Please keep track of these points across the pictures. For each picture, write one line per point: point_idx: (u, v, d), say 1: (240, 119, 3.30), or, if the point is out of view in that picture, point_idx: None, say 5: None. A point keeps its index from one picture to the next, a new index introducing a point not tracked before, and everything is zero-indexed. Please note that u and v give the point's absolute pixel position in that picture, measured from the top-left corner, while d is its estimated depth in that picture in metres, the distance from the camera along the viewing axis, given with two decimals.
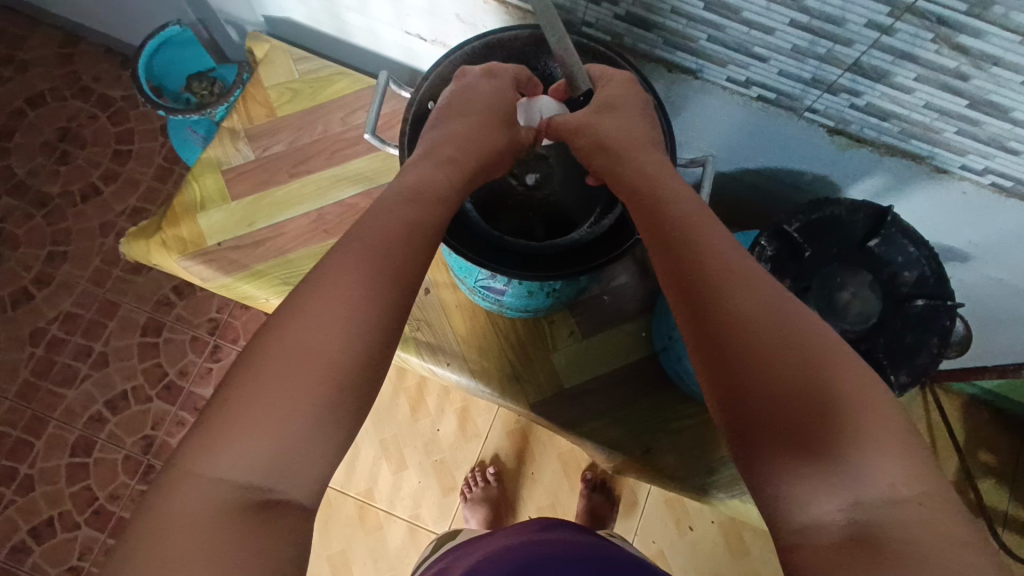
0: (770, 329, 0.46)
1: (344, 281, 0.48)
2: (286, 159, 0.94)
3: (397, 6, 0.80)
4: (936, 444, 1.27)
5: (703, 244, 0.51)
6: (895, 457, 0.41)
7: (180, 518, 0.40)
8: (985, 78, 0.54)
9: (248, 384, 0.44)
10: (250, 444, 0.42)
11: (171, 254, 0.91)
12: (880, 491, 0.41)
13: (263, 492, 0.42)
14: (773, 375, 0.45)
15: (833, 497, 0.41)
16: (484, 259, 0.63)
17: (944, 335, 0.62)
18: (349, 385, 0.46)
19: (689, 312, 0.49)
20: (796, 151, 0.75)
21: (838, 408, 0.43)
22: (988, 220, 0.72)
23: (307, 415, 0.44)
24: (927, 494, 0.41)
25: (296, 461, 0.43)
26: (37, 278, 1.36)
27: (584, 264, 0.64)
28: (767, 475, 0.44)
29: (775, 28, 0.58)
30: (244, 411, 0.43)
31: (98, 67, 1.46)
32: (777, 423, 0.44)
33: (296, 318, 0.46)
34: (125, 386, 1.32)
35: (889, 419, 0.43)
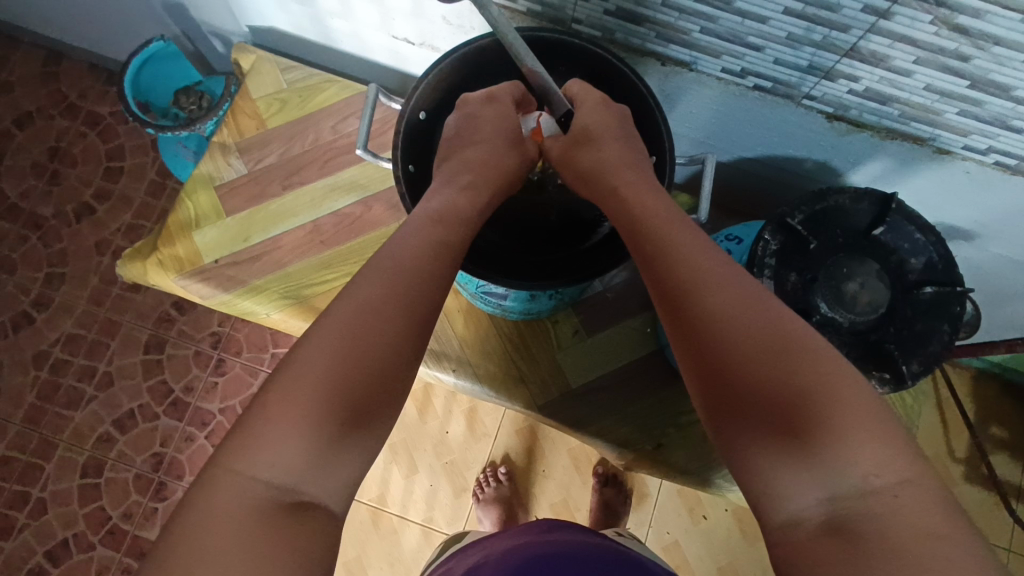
0: (741, 329, 0.46)
1: (347, 309, 0.48)
2: (278, 170, 0.93)
3: (382, 10, 0.78)
4: (946, 419, 1.27)
5: (676, 251, 0.51)
6: (868, 448, 0.41)
7: (220, 510, 0.40)
8: (986, 58, 0.53)
9: (265, 403, 0.44)
10: (284, 448, 0.43)
11: (168, 273, 0.90)
12: (854, 484, 0.41)
13: (297, 494, 0.43)
14: (746, 375, 0.45)
15: (810, 492, 0.42)
16: (485, 271, 0.61)
17: (955, 320, 0.61)
18: (356, 412, 0.45)
19: (668, 321, 0.50)
20: (791, 138, 0.75)
21: (812, 403, 0.43)
22: (992, 197, 0.71)
23: (317, 439, 0.43)
24: (902, 483, 0.40)
25: (328, 468, 0.44)
26: (36, 301, 1.35)
27: (592, 270, 0.62)
28: (747, 474, 0.45)
29: (769, 17, 0.57)
30: (257, 435, 0.43)
31: (83, 84, 1.44)
32: (753, 423, 0.45)
33: (318, 336, 0.47)
34: (131, 404, 1.32)
35: (863, 409, 0.43)
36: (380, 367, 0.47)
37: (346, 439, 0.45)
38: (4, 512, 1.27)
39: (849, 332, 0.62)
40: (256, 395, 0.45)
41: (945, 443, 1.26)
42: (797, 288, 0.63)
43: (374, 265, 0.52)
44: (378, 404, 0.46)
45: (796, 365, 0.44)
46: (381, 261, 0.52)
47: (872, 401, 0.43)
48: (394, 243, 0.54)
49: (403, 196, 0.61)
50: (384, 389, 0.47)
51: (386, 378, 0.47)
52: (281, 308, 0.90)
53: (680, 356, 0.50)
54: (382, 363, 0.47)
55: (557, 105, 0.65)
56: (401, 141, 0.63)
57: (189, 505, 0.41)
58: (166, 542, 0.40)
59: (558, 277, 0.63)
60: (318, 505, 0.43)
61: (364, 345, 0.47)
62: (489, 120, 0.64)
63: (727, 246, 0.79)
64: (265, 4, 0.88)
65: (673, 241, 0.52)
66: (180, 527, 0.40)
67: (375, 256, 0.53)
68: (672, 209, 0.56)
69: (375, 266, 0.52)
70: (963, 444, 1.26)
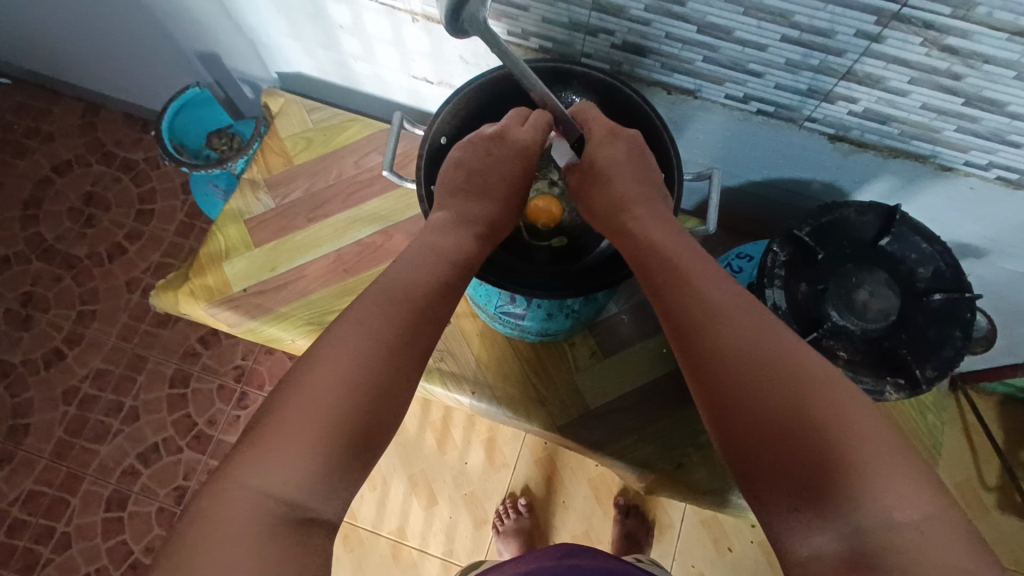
0: (753, 365, 0.48)
1: (366, 327, 0.51)
2: (303, 205, 0.98)
3: (403, 52, 0.84)
4: (975, 447, 1.25)
5: (691, 287, 0.54)
6: (887, 484, 0.42)
7: (229, 521, 0.42)
8: (978, 75, 0.56)
9: (277, 422, 0.46)
10: (293, 464, 0.44)
11: (199, 302, 0.94)
12: (875, 520, 0.41)
13: (305, 510, 0.44)
14: (761, 408, 0.47)
15: (829, 524, 0.42)
16: (505, 279, 0.62)
17: (967, 327, 0.62)
18: (362, 431, 0.48)
19: (684, 358, 0.52)
20: (796, 161, 0.78)
21: (827, 438, 0.44)
22: (997, 211, 0.72)
23: (326, 457, 0.45)
24: (927, 520, 0.41)
25: (333, 487, 0.46)
26: (68, 338, 1.40)
27: (614, 273, 0.63)
28: (766, 504, 0.46)
29: (767, 44, 0.61)
30: (267, 452, 0.45)
31: (119, 133, 1.53)
32: (769, 454, 0.46)
33: (320, 361, 0.49)
34: (156, 438, 1.34)
35: (878, 444, 0.44)
36: (376, 393, 0.49)
37: (351, 459, 0.47)
38: (29, 547, 1.29)
39: (862, 340, 0.63)
40: (262, 412, 0.48)
41: (975, 470, 1.24)
42: (808, 299, 0.64)
43: (397, 284, 0.55)
44: (379, 423, 0.49)
45: (808, 398, 0.46)
46: (403, 281, 0.55)
47: (884, 431, 0.45)
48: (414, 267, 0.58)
49: (423, 201, 0.65)
50: (380, 409, 0.49)
51: (388, 398, 0.50)
52: (305, 334, 0.93)
53: (695, 387, 0.52)
54: (385, 383, 0.50)
55: (569, 129, 0.66)
56: (425, 163, 0.67)
57: (198, 516, 0.43)
58: (175, 551, 0.41)
59: (574, 278, 0.64)
60: (320, 521, 0.45)
61: (372, 368, 0.49)
62: (505, 149, 0.65)
63: (738, 265, 0.81)
64: (294, 52, 0.95)
65: (688, 278, 0.54)
66: (189, 537, 0.42)
67: (398, 275, 0.56)
68: (671, 234, 0.59)
69: (402, 283, 0.55)
70: (993, 471, 1.24)
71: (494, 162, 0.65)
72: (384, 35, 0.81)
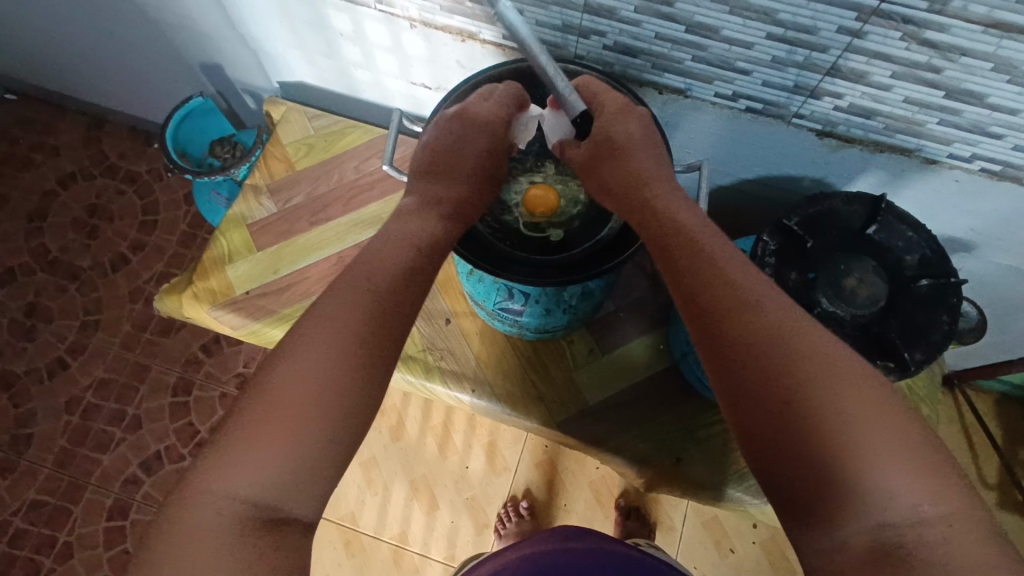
0: (787, 355, 0.48)
1: (337, 318, 0.51)
2: (305, 209, 1.00)
3: (401, 58, 0.86)
4: (973, 445, 1.26)
5: (719, 275, 0.52)
6: (917, 479, 0.43)
7: (197, 524, 0.43)
8: (957, 68, 0.58)
9: (243, 423, 0.47)
10: (260, 465, 0.45)
11: (202, 305, 0.95)
12: (906, 515, 0.42)
13: (274, 510, 0.45)
14: (792, 402, 0.46)
15: (858, 520, 0.43)
16: (501, 267, 0.63)
17: (953, 311, 0.63)
18: (331, 426, 0.47)
19: (710, 347, 0.51)
20: (787, 158, 0.79)
21: (863, 433, 0.44)
22: (984, 203, 0.74)
23: (293, 457, 0.46)
24: (955, 514, 0.42)
25: (302, 485, 0.46)
26: (71, 347, 1.41)
27: (598, 266, 0.63)
28: (790, 497, 0.46)
29: (753, 42, 0.63)
30: (234, 455, 0.45)
31: (123, 146, 1.56)
32: (798, 448, 0.45)
33: (280, 366, 0.49)
34: (158, 446, 1.35)
35: (908, 440, 0.44)
36: (336, 394, 0.48)
37: (319, 455, 0.47)
38: (31, 557, 1.28)
39: (852, 326, 0.64)
40: (230, 417, 0.48)
41: (975, 468, 1.24)
42: (798, 287, 0.66)
43: (390, 270, 0.55)
44: (349, 417, 0.48)
45: (840, 393, 0.45)
46: (382, 266, 0.55)
47: (911, 426, 0.45)
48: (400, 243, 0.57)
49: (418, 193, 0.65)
50: (344, 405, 0.48)
51: (358, 390, 0.49)
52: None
53: (717, 377, 0.51)
54: (354, 375, 0.49)
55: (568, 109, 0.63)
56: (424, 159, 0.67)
57: (168, 519, 0.44)
58: (148, 552, 0.43)
59: (571, 259, 0.65)
60: (292, 520, 0.46)
61: (340, 361, 0.49)
62: (474, 132, 0.62)
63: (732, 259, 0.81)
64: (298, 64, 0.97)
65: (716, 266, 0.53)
66: (161, 539, 0.43)
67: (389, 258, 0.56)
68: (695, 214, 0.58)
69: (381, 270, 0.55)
70: (992, 469, 1.24)
71: (459, 143, 0.62)
72: (383, 41, 0.84)
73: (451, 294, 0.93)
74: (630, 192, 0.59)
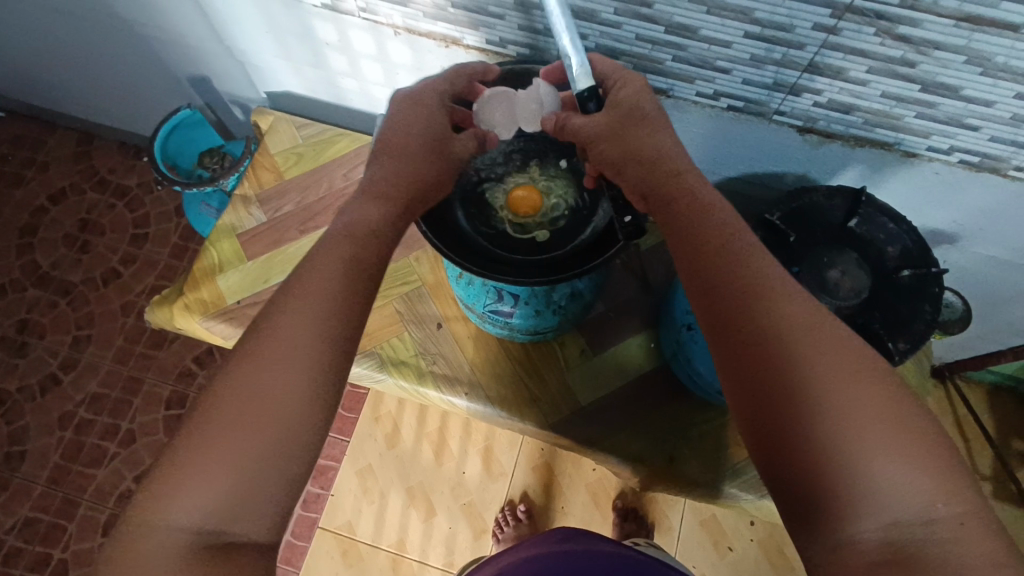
0: (801, 341, 0.46)
1: (284, 323, 0.48)
2: (295, 218, 1.00)
3: (387, 66, 0.87)
4: (967, 437, 1.26)
5: (732, 261, 0.51)
6: (930, 476, 0.41)
7: (135, 557, 0.41)
8: (931, 62, 0.59)
9: (185, 444, 0.44)
10: (201, 489, 0.43)
11: (194, 316, 0.95)
12: (918, 512, 0.40)
13: (218, 534, 0.42)
14: (803, 390, 0.44)
15: (866, 519, 0.41)
16: (488, 268, 0.64)
17: (935, 301, 0.64)
18: (278, 439, 0.45)
19: (721, 333, 0.49)
20: (769, 155, 0.80)
21: (876, 425, 0.42)
22: (965, 196, 0.75)
23: (238, 476, 0.43)
24: (967, 512, 0.40)
25: (248, 506, 0.43)
26: (64, 363, 1.41)
27: (581, 265, 0.63)
28: (791, 496, 0.44)
29: (732, 41, 0.64)
30: (174, 481, 0.43)
31: (113, 160, 1.56)
32: (800, 445, 0.43)
33: (224, 384, 0.46)
34: (152, 459, 1.34)
35: (923, 436, 0.42)
36: (282, 410, 0.45)
37: (265, 471, 0.44)
38: None
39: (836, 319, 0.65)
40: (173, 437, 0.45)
41: (969, 460, 1.25)
42: None
43: (355, 267, 0.53)
44: (298, 427, 0.46)
45: (845, 387, 0.44)
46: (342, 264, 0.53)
47: (921, 421, 0.43)
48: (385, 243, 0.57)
49: None
50: (290, 416, 0.45)
51: (307, 398, 0.46)
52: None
53: (723, 364, 0.49)
54: (301, 383, 0.46)
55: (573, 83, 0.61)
56: None
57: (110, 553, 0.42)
58: None
59: (556, 256, 0.66)
60: (240, 543, 0.43)
61: (287, 371, 0.46)
62: (421, 101, 0.63)
63: None
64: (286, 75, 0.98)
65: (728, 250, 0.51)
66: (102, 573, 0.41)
67: (366, 254, 0.54)
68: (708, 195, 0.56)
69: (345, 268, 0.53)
70: (986, 460, 1.25)
71: (414, 116, 0.62)
72: (369, 49, 0.84)
73: (443, 299, 0.94)
74: (657, 171, 0.57)
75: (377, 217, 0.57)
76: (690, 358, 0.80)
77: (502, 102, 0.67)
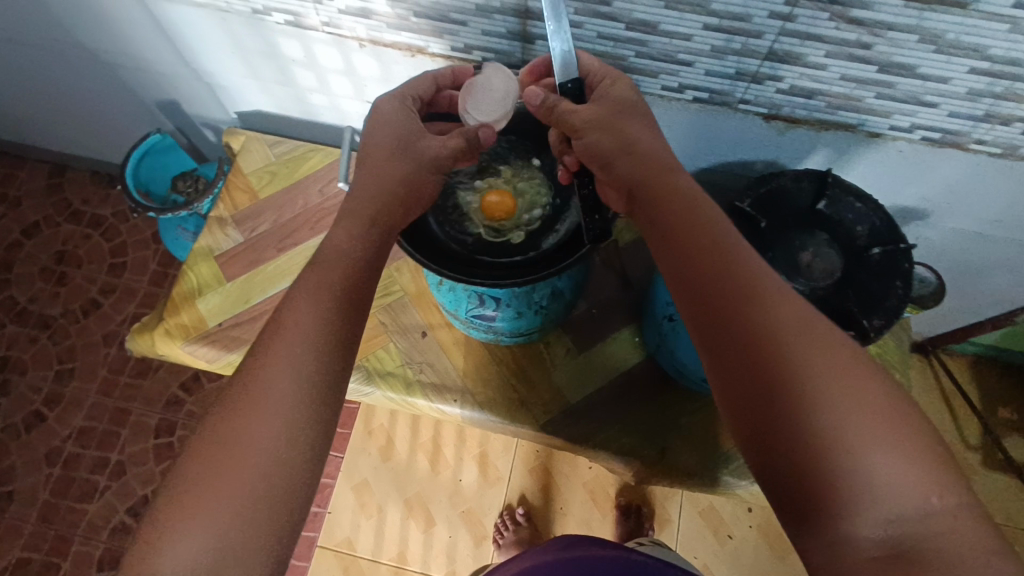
0: (792, 337, 0.45)
1: (273, 365, 0.49)
2: (273, 236, 1.00)
3: (354, 79, 0.87)
4: (953, 408, 1.28)
5: (718, 258, 0.50)
6: (925, 471, 0.41)
7: None
8: (885, 43, 0.60)
9: (177, 495, 0.44)
10: (195, 540, 0.43)
11: (176, 341, 0.94)
12: (915, 508, 0.40)
13: None
14: (797, 388, 0.44)
15: (864, 516, 0.41)
16: (464, 273, 0.64)
17: (907, 277, 0.65)
18: (273, 482, 0.46)
19: (712, 331, 0.48)
20: (738, 144, 0.81)
21: (869, 421, 0.42)
22: (931, 172, 0.76)
23: (232, 525, 0.44)
24: (961, 505, 0.40)
25: (243, 553, 0.43)
26: (48, 398, 1.38)
27: (555, 264, 0.64)
28: (787, 498, 0.43)
29: (692, 34, 0.65)
30: (166, 534, 0.43)
31: (86, 191, 1.54)
32: (796, 443, 0.43)
33: (213, 431, 0.47)
34: (144, 490, 1.32)
35: (915, 429, 0.42)
36: (273, 454, 0.46)
37: (261, 516, 0.44)
38: None
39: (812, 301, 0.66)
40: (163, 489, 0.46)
41: (956, 430, 1.27)
42: None
43: (344, 301, 0.54)
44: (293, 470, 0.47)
45: (838, 384, 0.43)
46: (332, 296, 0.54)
47: (914, 416, 0.43)
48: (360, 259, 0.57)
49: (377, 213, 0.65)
50: (283, 459, 0.46)
51: (300, 439, 0.48)
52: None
53: (714, 363, 0.48)
54: (294, 425, 0.48)
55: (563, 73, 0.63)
56: None
57: None
58: None
59: (532, 257, 0.66)
60: None
61: (279, 413, 0.47)
62: (392, 108, 0.63)
63: None
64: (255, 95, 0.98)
65: (714, 248, 0.51)
66: None
67: (350, 286, 0.55)
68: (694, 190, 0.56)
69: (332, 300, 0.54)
70: (973, 430, 1.27)
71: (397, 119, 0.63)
72: (335, 64, 0.84)
73: (427, 308, 0.94)
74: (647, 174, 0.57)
75: (353, 240, 0.58)
76: (674, 350, 0.81)
77: (476, 92, 0.66)
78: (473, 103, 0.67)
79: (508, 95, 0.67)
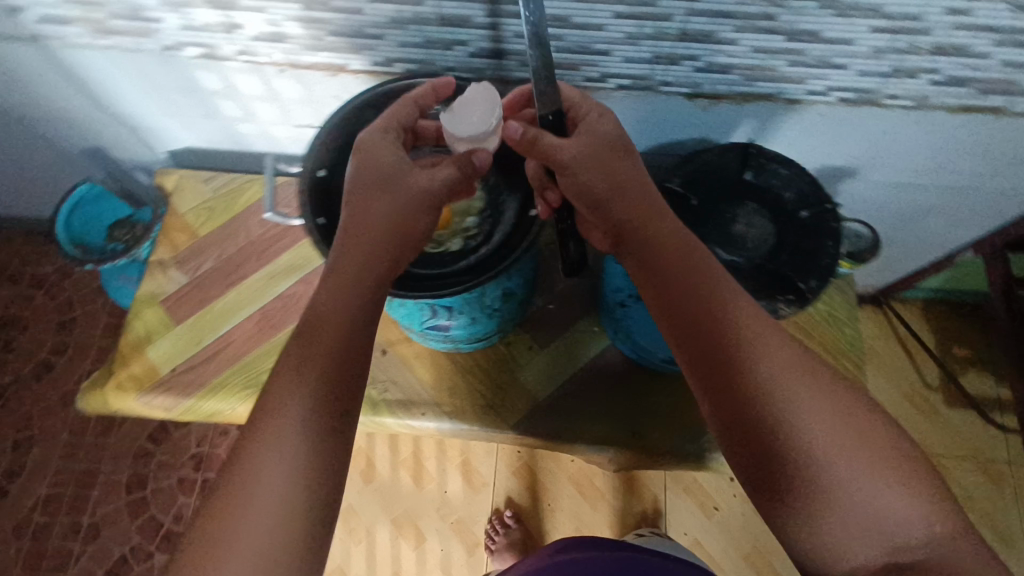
0: (791, 393, 0.52)
1: (276, 427, 0.52)
2: (218, 273, 0.98)
3: (279, 105, 0.86)
4: (910, 353, 1.32)
5: (713, 317, 0.56)
6: (911, 500, 0.49)
7: None
8: (789, 12, 0.62)
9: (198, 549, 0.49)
10: None
11: (130, 394, 0.91)
12: (907, 535, 0.49)
13: None
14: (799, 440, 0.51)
15: (861, 544, 0.49)
16: (404, 286, 0.64)
17: (836, 235, 0.67)
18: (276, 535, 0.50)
19: (716, 388, 0.54)
20: (667, 125, 0.83)
21: (861, 463, 0.50)
22: (852, 130, 0.79)
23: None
24: (943, 524, 0.49)
25: None
26: (8, 469, 1.33)
27: (494, 265, 0.65)
28: (797, 534, 0.51)
29: (604, 23, 0.66)
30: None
31: (23, 250, 1.49)
32: (802, 488, 0.50)
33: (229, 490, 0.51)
34: (122, 550, 1.28)
35: (899, 463, 0.51)
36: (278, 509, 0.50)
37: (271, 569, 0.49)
38: None
39: (750, 269, 0.68)
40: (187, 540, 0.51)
41: (915, 373, 1.31)
42: None
43: (343, 354, 0.55)
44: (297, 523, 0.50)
45: (833, 431, 0.51)
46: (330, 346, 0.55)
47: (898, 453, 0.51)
48: (324, 302, 0.56)
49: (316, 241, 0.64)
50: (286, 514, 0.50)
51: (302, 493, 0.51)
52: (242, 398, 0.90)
53: (720, 417, 0.55)
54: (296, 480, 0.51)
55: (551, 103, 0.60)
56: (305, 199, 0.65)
57: None
58: None
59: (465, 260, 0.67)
60: None
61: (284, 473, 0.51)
62: (376, 143, 0.60)
63: None
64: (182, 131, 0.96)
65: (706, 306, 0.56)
66: None
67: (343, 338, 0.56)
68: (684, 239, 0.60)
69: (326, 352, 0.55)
70: (932, 371, 1.31)
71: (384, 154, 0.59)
72: (257, 92, 0.83)
73: (384, 325, 0.93)
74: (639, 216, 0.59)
75: (336, 289, 0.57)
76: (631, 334, 0.82)
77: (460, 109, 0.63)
78: (460, 123, 0.63)
79: (492, 114, 0.63)
